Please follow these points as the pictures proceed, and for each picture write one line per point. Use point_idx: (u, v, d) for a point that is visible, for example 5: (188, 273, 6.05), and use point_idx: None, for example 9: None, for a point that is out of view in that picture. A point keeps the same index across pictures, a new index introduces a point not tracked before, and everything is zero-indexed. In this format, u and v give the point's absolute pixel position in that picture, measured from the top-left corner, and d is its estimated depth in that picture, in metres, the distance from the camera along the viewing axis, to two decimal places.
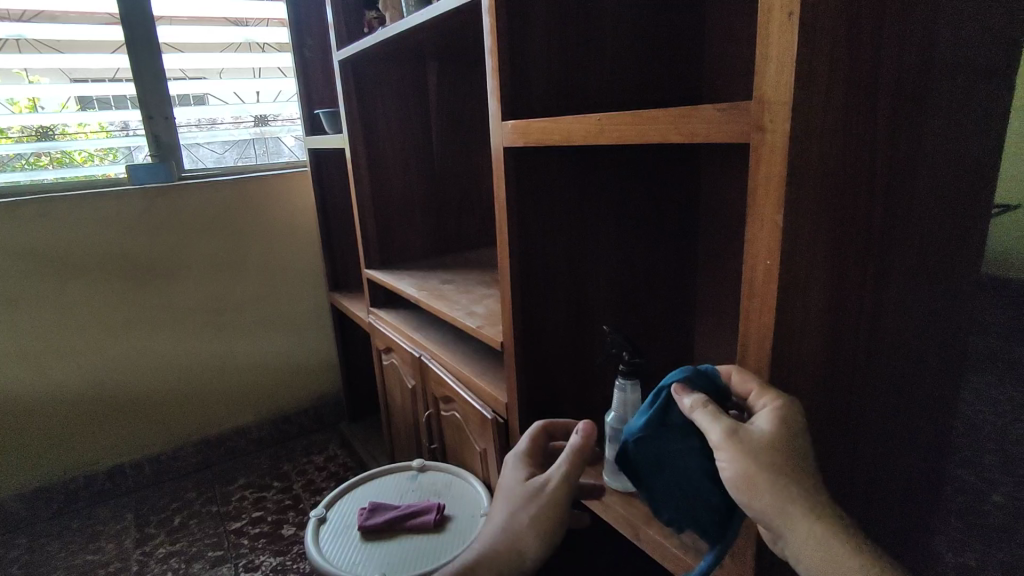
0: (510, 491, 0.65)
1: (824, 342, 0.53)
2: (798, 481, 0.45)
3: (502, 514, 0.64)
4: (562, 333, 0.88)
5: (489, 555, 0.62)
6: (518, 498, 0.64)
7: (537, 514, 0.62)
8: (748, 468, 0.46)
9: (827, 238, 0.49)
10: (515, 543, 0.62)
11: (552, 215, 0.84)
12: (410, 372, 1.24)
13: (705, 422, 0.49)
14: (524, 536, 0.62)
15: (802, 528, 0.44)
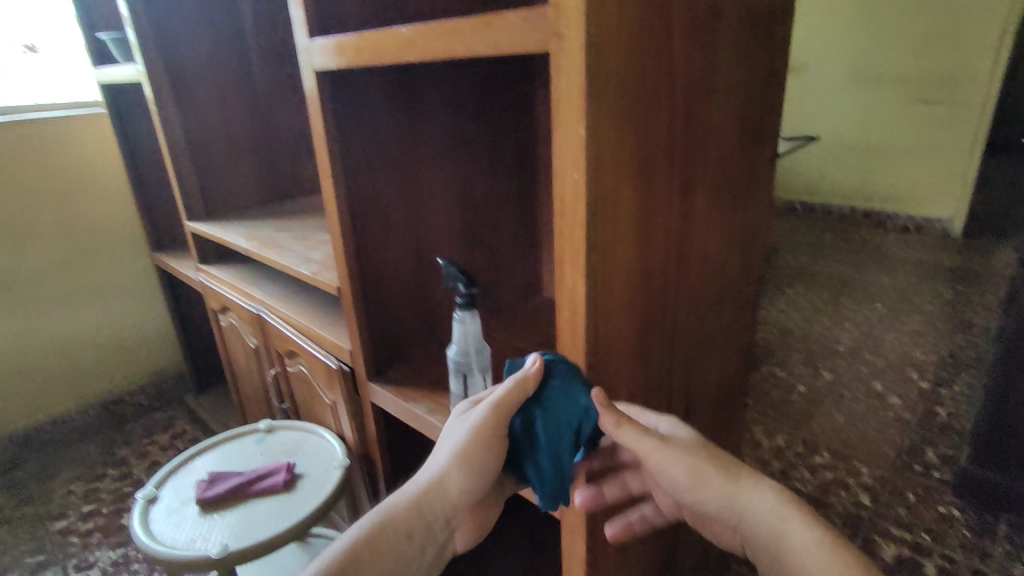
0: (448, 437, 0.57)
1: (634, 257, 0.55)
2: (724, 460, 0.52)
3: (442, 461, 0.56)
4: (401, 271, 0.86)
5: (408, 500, 0.56)
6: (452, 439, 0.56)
7: (462, 455, 0.55)
8: (692, 465, 0.51)
9: (628, 150, 0.50)
10: (438, 486, 0.56)
11: (378, 147, 0.79)
12: (250, 331, 1.14)
13: (632, 438, 0.51)
14: (447, 477, 0.56)
15: (760, 495, 0.49)
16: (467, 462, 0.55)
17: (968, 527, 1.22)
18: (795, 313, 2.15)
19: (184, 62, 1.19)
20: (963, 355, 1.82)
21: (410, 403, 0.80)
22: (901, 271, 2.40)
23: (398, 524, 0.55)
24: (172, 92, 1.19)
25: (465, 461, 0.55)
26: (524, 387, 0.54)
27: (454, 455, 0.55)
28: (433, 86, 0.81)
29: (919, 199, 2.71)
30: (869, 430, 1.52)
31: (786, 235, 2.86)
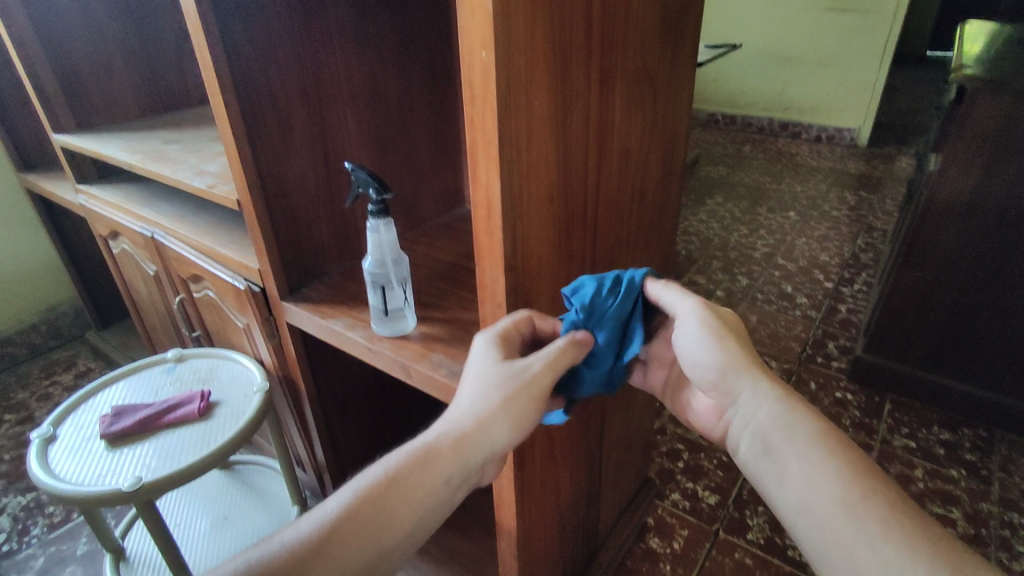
0: (494, 386, 0.51)
1: (552, 149, 0.52)
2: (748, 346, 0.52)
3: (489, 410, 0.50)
4: (308, 182, 0.80)
5: (450, 451, 0.50)
6: (498, 389, 0.51)
7: (514, 403, 0.51)
8: (722, 325, 0.51)
9: (541, 26, 0.45)
10: (486, 434, 0.50)
11: (268, 38, 0.70)
12: (147, 256, 1.04)
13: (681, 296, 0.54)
14: (491, 426, 0.50)
15: (763, 387, 0.49)
16: (520, 417, 0.51)
17: (859, 407, 1.36)
18: (715, 222, 2.22)
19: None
20: (863, 256, 1.96)
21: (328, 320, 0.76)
22: (812, 180, 2.51)
23: (435, 472, 0.50)
24: (25, 13, 1.02)
25: (519, 416, 0.51)
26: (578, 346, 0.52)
27: (508, 408, 0.50)
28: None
29: (832, 109, 2.81)
30: (779, 328, 1.63)
31: (708, 147, 2.90)
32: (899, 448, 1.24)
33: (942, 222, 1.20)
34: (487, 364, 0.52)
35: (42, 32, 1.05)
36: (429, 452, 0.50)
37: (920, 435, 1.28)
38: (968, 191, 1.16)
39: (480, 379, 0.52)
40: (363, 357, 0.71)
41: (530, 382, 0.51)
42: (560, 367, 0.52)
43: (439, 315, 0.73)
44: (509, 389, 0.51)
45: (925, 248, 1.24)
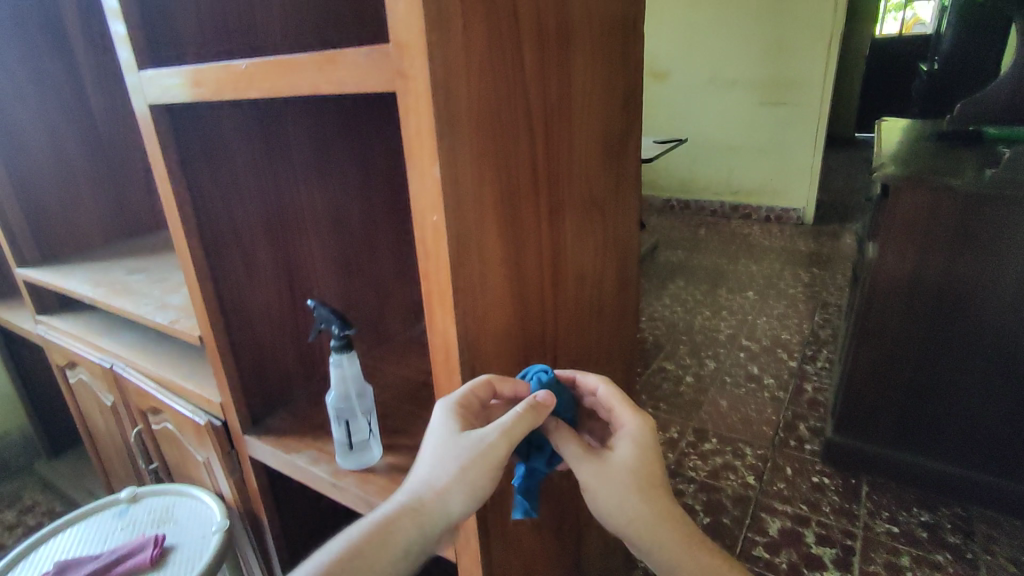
0: (449, 449, 0.48)
1: (508, 288, 0.54)
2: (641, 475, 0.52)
3: (442, 480, 0.47)
4: (273, 312, 0.80)
5: (403, 522, 0.47)
6: (452, 454, 0.48)
7: (465, 472, 0.47)
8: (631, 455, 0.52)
9: (491, 185, 0.48)
10: (437, 505, 0.47)
11: (235, 183, 0.73)
12: (105, 387, 1.01)
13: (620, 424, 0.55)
14: (445, 495, 0.47)
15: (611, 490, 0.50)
16: (471, 486, 0.47)
17: (837, 491, 1.36)
18: (679, 306, 2.28)
19: (6, 113, 1.04)
20: (822, 333, 2.03)
21: (291, 454, 0.75)
22: (767, 259, 2.63)
23: (385, 549, 0.47)
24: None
25: (469, 486, 0.47)
26: (535, 416, 0.48)
27: (460, 477, 0.47)
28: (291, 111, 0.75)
29: (777, 192, 3.00)
30: (750, 412, 1.65)
31: (666, 231, 3.03)
32: (881, 534, 1.23)
33: (887, 306, 1.26)
34: (443, 432, 0.49)
35: (11, 170, 1.06)
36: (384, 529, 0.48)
37: (901, 518, 1.27)
38: (908, 277, 1.22)
39: (438, 444, 0.49)
40: (327, 494, 0.69)
41: (483, 452, 0.47)
42: (516, 434, 0.48)
43: (406, 442, 0.73)
44: (459, 461, 0.47)
45: (875, 331, 1.29)
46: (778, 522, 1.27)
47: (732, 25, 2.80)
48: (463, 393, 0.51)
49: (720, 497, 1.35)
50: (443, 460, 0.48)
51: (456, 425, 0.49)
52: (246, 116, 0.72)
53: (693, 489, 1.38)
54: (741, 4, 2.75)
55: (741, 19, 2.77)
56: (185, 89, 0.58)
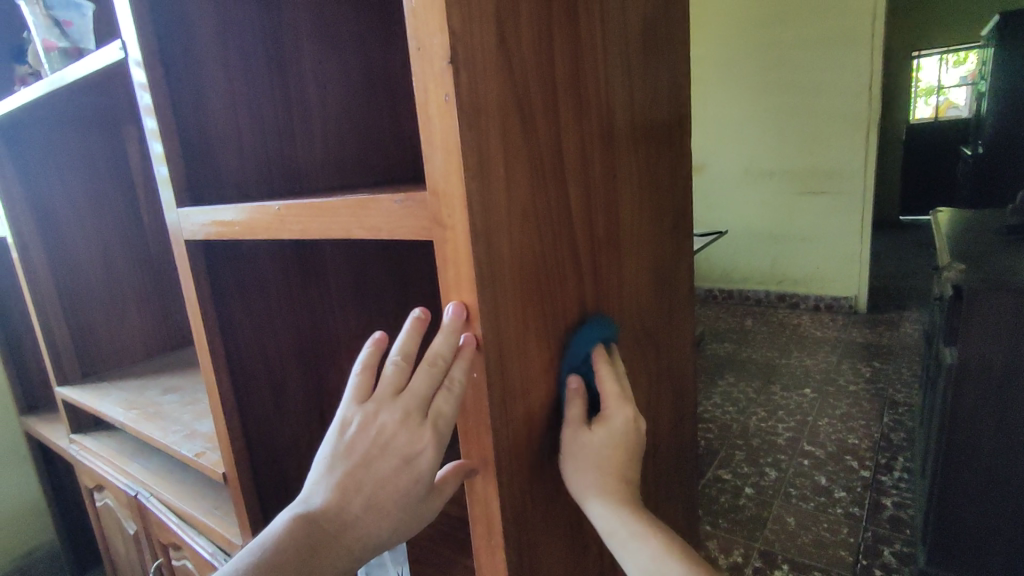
0: (387, 464, 0.42)
1: (554, 442, 0.47)
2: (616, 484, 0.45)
3: (374, 505, 0.42)
4: (303, 443, 0.76)
5: (316, 542, 0.42)
6: (387, 473, 0.42)
7: (402, 505, 0.43)
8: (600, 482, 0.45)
9: (535, 329, 0.43)
10: (363, 534, 0.43)
11: (270, 312, 0.71)
12: (128, 514, 0.96)
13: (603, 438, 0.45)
14: (376, 526, 0.43)
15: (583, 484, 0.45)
16: (403, 515, 0.43)
17: None
18: (731, 405, 2.15)
19: (64, 235, 1.09)
20: (894, 436, 1.85)
21: None
22: (821, 352, 2.48)
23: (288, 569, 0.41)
24: (49, 273, 1.07)
25: (401, 516, 0.43)
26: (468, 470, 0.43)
27: (393, 506, 0.43)
28: (328, 242, 0.74)
29: (825, 281, 2.89)
30: (822, 533, 1.47)
31: (711, 323, 2.93)
32: None
33: (973, 418, 1.13)
34: (378, 437, 0.42)
35: (61, 289, 1.09)
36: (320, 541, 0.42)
37: None
38: (995, 387, 1.10)
39: (369, 448, 0.42)
40: None
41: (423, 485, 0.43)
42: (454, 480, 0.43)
43: None
44: (397, 490, 0.42)
45: (965, 446, 1.15)
46: None
47: (764, 120, 2.83)
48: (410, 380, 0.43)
49: None
50: (374, 477, 0.42)
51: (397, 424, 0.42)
52: (284, 246, 0.71)
53: None
54: (772, 101, 2.79)
55: (775, 115, 2.81)
56: (216, 230, 0.58)
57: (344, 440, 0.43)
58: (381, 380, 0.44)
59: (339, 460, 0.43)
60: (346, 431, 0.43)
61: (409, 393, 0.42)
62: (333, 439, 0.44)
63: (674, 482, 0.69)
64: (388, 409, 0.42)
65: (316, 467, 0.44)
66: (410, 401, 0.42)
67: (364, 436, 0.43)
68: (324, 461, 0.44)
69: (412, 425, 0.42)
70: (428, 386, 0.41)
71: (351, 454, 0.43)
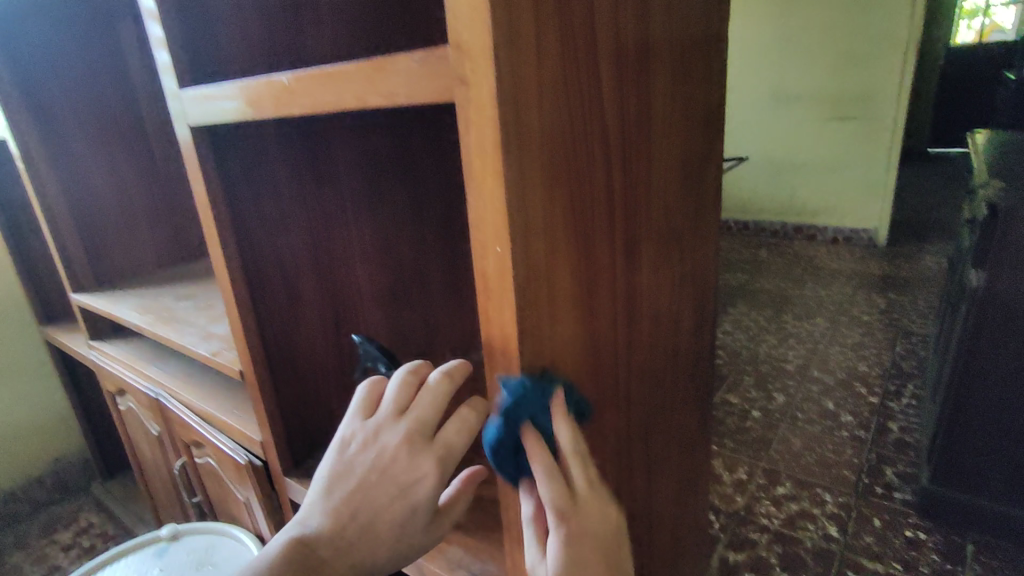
0: (391, 493, 0.45)
1: (580, 332, 0.45)
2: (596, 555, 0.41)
3: (372, 532, 0.45)
4: (319, 344, 0.75)
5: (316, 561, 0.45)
6: (388, 502, 0.45)
7: (400, 533, 0.45)
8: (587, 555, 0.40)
9: (561, 212, 0.41)
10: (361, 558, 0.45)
11: (284, 207, 0.69)
12: (151, 416, 0.99)
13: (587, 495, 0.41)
14: (375, 551, 0.45)
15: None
16: (399, 545, 0.46)
17: (937, 550, 1.20)
18: (742, 333, 2.15)
19: (66, 140, 1.06)
20: (905, 364, 1.85)
21: None
22: (837, 283, 2.45)
23: None
24: (56, 179, 1.05)
25: (397, 545, 0.46)
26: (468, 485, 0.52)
27: (390, 535, 0.45)
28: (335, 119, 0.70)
29: (846, 212, 2.81)
30: (827, 453, 1.50)
31: (725, 253, 2.88)
32: None
33: (994, 341, 1.11)
34: (383, 465, 0.45)
35: (70, 196, 1.07)
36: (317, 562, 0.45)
37: None
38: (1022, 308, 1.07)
39: (373, 479, 0.45)
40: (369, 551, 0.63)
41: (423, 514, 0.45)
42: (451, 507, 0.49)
43: None
44: (396, 515, 0.45)
45: (985, 368, 1.13)
46: None
47: (796, 38, 2.66)
48: (420, 417, 0.45)
49: (798, 551, 1.22)
50: (374, 504, 0.45)
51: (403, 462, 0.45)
52: (291, 127, 0.67)
53: (767, 539, 1.26)
54: (806, 16, 2.61)
55: (807, 33, 2.64)
56: (224, 114, 0.54)
57: (349, 463, 0.46)
58: (388, 412, 0.47)
59: (341, 484, 0.46)
60: (351, 452, 0.47)
61: (414, 419, 0.45)
62: (338, 456, 0.47)
63: (691, 386, 0.68)
64: (391, 436, 0.45)
65: (320, 484, 0.47)
66: (410, 426, 0.45)
67: (368, 461, 0.46)
68: (328, 479, 0.47)
69: (410, 454, 0.45)
70: (427, 412, 0.46)
71: (353, 478, 0.46)
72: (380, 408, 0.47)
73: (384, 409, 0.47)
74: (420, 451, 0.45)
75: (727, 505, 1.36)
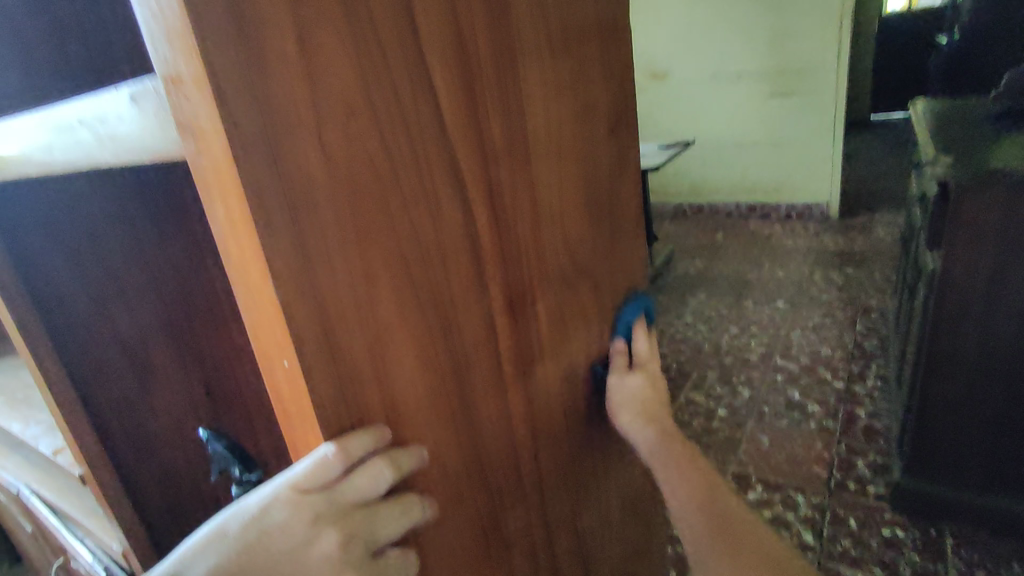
0: None
1: (450, 432, 0.34)
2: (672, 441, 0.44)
3: None
4: (186, 431, 0.61)
5: None
6: None
7: None
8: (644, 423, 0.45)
9: (391, 292, 0.29)
10: None
11: (113, 271, 0.54)
12: (20, 510, 0.84)
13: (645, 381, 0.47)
14: None
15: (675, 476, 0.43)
16: None
17: (914, 547, 1.14)
18: (702, 323, 2.07)
19: None
20: (866, 343, 1.81)
21: None
22: (793, 261, 2.41)
23: None
24: None
25: None
26: None
27: None
28: (183, 168, 0.51)
29: (796, 187, 2.78)
30: (796, 449, 1.43)
31: (681, 239, 2.81)
32: None
33: (958, 326, 1.04)
34: (300, 570, 0.29)
35: None
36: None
37: None
38: (982, 290, 1.01)
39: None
40: None
41: None
42: None
43: None
44: None
45: (948, 355, 1.07)
46: None
47: (733, 15, 2.59)
48: (382, 518, 0.30)
49: None
50: None
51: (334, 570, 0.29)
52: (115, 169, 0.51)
53: None
54: None
55: (742, 10, 2.57)
56: None
57: (259, 543, 0.29)
58: (344, 488, 0.29)
59: (228, 567, 0.29)
60: (269, 525, 0.29)
61: (367, 522, 0.30)
62: (248, 520, 0.30)
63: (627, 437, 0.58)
64: (330, 529, 0.29)
65: (207, 546, 0.30)
66: (359, 524, 0.29)
67: (283, 549, 0.29)
68: (218, 547, 0.29)
69: (339, 566, 0.29)
70: (390, 518, 0.30)
71: (250, 563, 0.29)
72: (335, 484, 0.29)
73: (339, 486, 0.29)
74: (354, 564, 0.29)
75: None
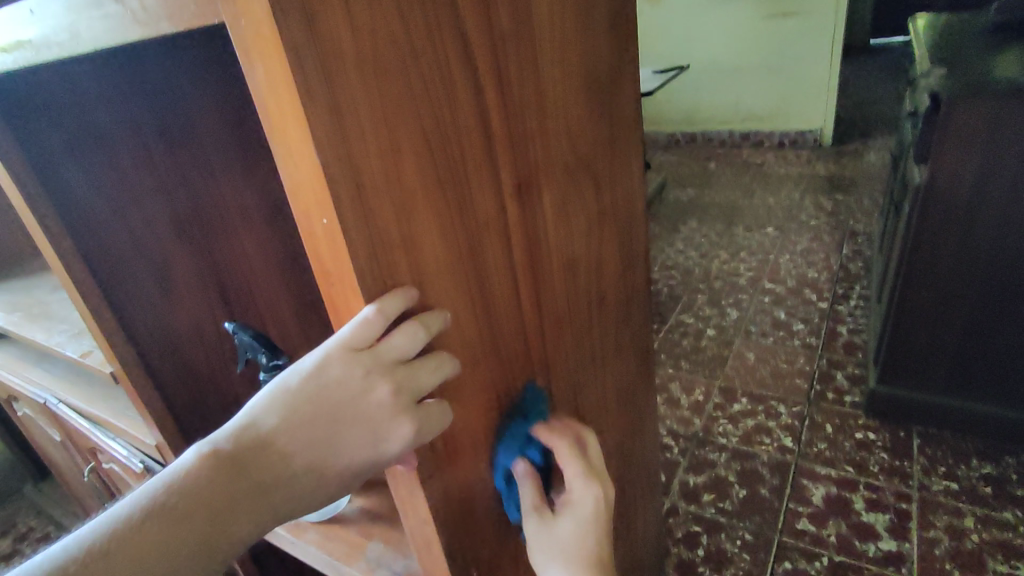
0: (362, 438, 0.33)
1: (467, 302, 0.37)
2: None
3: (319, 474, 0.33)
4: (207, 332, 0.64)
5: (243, 487, 0.33)
6: (356, 448, 0.33)
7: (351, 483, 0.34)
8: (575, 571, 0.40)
9: (414, 164, 0.32)
10: (299, 498, 0.34)
11: (125, 176, 0.55)
12: (49, 421, 0.88)
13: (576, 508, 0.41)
14: (314, 496, 0.34)
15: None
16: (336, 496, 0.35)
17: (885, 447, 1.23)
18: (693, 250, 2.11)
19: None
20: (852, 265, 1.85)
21: None
22: (785, 188, 2.42)
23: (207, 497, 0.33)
24: None
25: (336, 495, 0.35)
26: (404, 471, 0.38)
27: (335, 487, 0.34)
28: (181, 66, 0.52)
29: (791, 113, 2.75)
30: (780, 364, 1.51)
31: (674, 168, 2.80)
32: (942, 494, 1.12)
33: (939, 238, 1.08)
34: (359, 415, 0.33)
35: None
36: (244, 488, 0.33)
37: (960, 473, 1.16)
38: (965, 202, 1.04)
39: (344, 423, 0.33)
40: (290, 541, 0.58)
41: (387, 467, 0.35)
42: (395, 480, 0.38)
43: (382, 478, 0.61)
44: (355, 466, 0.33)
45: (927, 268, 1.12)
46: (822, 489, 1.16)
47: None
48: (423, 371, 0.33)
49: (756, 467, 1.23)
50: (337, 448, 0.33)
51: (388, 414, 0.33)
52: (116, 67, 0.51)
53: (725, 458, 1.27)
54: None
55: None
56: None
57: (320, 396, 0.33)
58: (387, 345, 0.32)
59: (298, 414, 0.33)
60: (326, 380, 0.33)
61: (412, 374, 0.33)
62: (306, 376, 0.33)
63: (623, 330, 0.62)
64: (382, 381, 0.32)
65: (276, 400, 0.33)
66: (405, 375, 0.33)
67: (341, 398, 0.32)
68: (283, 400, 0.33)
69: (392, 412, 0.33)
70: (429, 368, 0.34)
71: (315, 409, 0.33)
72: (378, 342, 0.32)
73: (383, 344, 0.32)
74: (406, 410, 0.33)
75: (685, 429, 1.36)
